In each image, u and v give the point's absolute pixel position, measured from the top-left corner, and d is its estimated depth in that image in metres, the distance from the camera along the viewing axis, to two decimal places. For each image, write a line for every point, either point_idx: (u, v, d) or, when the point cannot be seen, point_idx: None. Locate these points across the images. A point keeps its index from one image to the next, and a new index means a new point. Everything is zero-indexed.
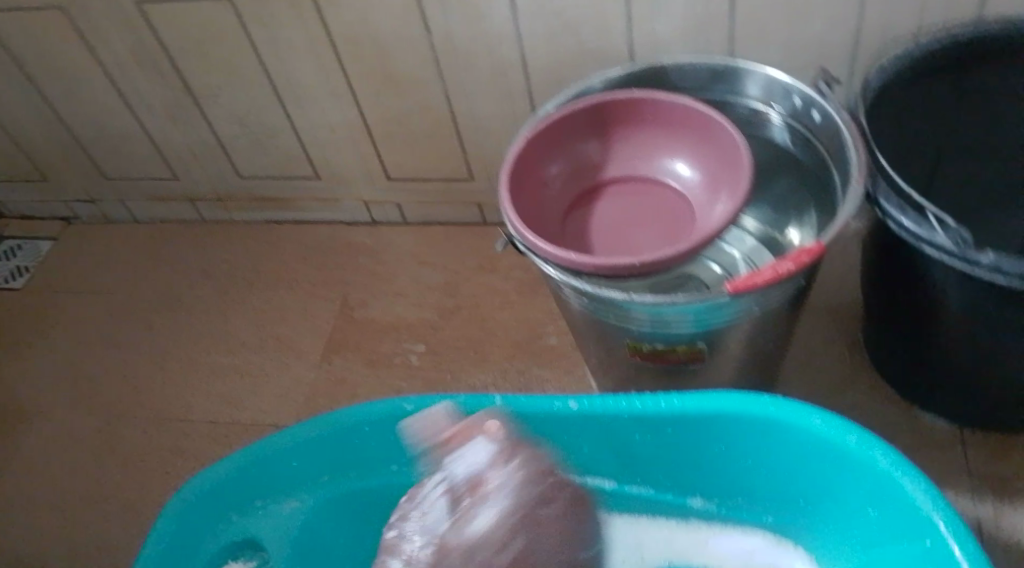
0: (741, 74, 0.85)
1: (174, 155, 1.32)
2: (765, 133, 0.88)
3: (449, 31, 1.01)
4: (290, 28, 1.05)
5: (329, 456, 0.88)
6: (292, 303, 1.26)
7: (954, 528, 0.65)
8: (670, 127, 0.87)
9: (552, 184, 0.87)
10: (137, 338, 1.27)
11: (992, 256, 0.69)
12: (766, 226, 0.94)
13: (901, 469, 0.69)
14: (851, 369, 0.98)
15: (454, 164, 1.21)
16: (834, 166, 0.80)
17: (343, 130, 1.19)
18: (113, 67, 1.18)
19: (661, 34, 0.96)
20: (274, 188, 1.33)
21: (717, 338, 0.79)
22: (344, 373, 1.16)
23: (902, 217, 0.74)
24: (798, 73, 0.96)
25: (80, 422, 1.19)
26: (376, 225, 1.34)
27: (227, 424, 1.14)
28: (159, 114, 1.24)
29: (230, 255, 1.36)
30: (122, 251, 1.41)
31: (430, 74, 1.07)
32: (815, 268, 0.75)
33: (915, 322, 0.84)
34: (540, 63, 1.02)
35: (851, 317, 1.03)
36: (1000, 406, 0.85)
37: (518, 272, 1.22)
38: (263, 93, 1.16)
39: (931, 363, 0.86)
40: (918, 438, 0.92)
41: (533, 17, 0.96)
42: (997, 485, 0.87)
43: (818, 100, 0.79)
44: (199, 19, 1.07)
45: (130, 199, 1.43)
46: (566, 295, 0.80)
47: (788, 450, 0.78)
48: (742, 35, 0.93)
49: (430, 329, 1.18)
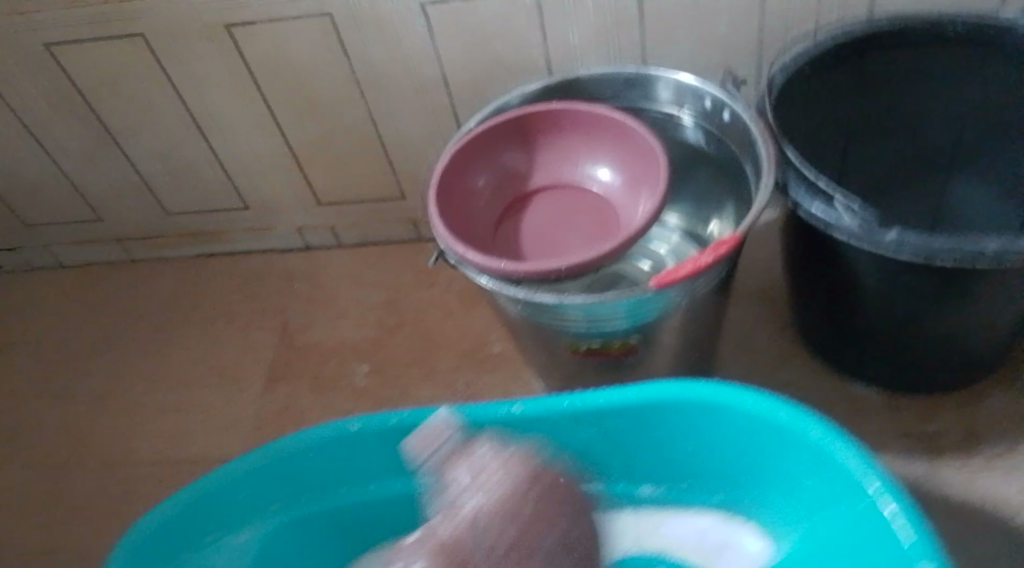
0: (651, 80, 0.88)
1: (97, 196, 1.30)
2: (678, 134, 0.92)
3: (368, 53, 1.02)
4: (208, 61, 1.05)
5: (277, 484, 0.89)
6: (231, 334, 1.25)
7: (886, 486, 0.69)
8: (589, 135, 0.90)
9: (480, 196, 0.90)
10: (73, 384, 1.25)
11: (895, 234, 0.74)
12: (688, 220, 0.98)
13: (832, 437, 0.73)
14: (781, 348, 1.03)
15: (385, 183, 1.22)
16: (746, 160, 0.84)
17: (270, 158, 1.19)
18: (26, 112, 1.16)
19: (574, 43, 0.99)
20: (204, 221, 1.32)
21: (651, 331, 0.82)
22: (291, 399, 1.16)
23: (812, 204, 0.78)
24: (707, 72, 1.00)
25: (18, 476, 1.16)
26: (311, 249, 1.34)
27: (175, 462, 1.13)
28: (78, 155, 1.22)
29: (164, 292, 1.34)
30: (50, 297, 1.38)
31: (353, 96, 1.08)
32: (735, 257, 0.80)
33: (834, 299, 0.89)
34: (461, 79, 1.04)
35: (777, 299, 1.08)
36: (919, 369, 0.90)
37: (458, 284, 1.24)
38: (185, 126, 1.16)
39: (853, 336, 0.91)
40: (848, 408, 0.97)
41: (450, 35, 0.99)
42: (923, 444, 0.93)
43: (726, 100, 0.83)
44: (113, 57, 1.06)
45: (53, 244, 1.40)
46: (503, 303, 0.83)
47: (727, 431, 0.82)
48: (651, 40, 0.98)
49: (374, 349, 1.19)
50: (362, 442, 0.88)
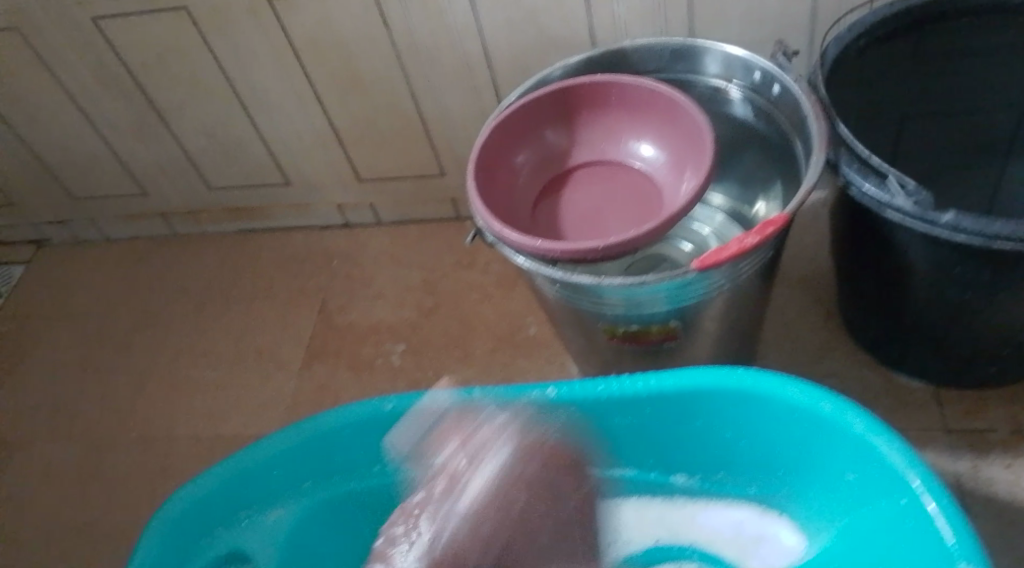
0: (699, 51, 0.85)
1: (143, 172, 1.31)
2: (727, 109, 0.89)
3: (409, 28, 1.01)
4: (251, 36, 1.05)
5: (309, 461, 0.88)
6: (270, 312, 1.26)
7: (927, 484, 0.66)
8: (634, 110, 0.87)
9: (520, 173, 0.88)
10: (116, 357, 1.27)
11: (953, 215, 0.70)
12: (734, 202, 0.95)
13: (876, 431, 0.70)
14: (828, 338, 0.99)
15: (425, 161, 1.21)
16: (797, 138, 0.81)
17: (312, 135, 1.19)
18: (74, 87, 1.17)
19: (621, 18, 0.96)
20: (246, 198, 1.33)
21: (690, 315, 0.80)
22: (327, 378, 1.16)
23: (864, 182, 0.74)
24: (758, 48, 0.97)
25: (62, 445, 1.18)
26: (351, 227, 1.34)
27: (212, 437, 1.14)
28: (124, 131, 1.24)
29: (205, 268, 1.35)
30: (95, 271, 1.40)
31: (395, 74, 1.07)
32: (782, 238, 0.76)
33: (884, 286, 0.85)
34: (503, 55, 1.02)
35: (825, 287, 1.04)
36: (974, 361, 0.86)
37: (496, 265, 1.22)
38: (227, 102, 1.16)
39: (905, 326, 0.87)
40: (897, 403, 0.93)
41: (493, 8, 0.97)
42: (976, 441, 0.88)
43: (777, 73, 0.80)
44: (158, 32, 1.06)
45: (100, 219, 1.42)
46: (539, 284, 0.81)
47: (766, 421, 0.79)
48: (701, 14, 0.94)
49: (410, 329, 1.18)
50: (396, 423, 0.87)
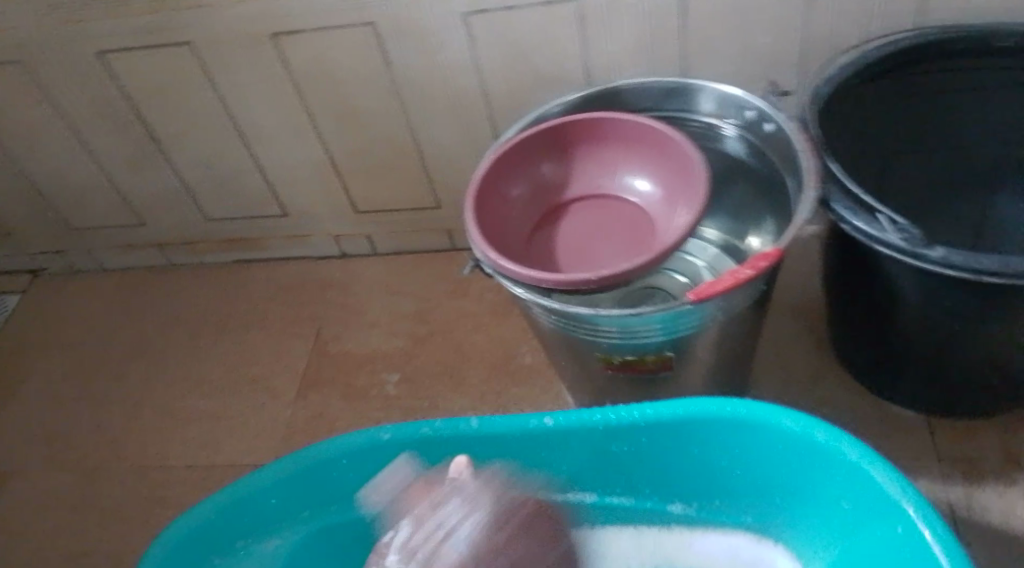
0: (693, 91, 0.88)
1: (141, 202, 1.32)
2: (718, 146, 0.91)
3: (408, 64, 1.03)
4: (252, 70, 1.07)
5: (307, 491, 0.89)
6: (266, 341, 1.26)
7: (923, 513, 0.67)
8: (629, 146, 0.89)
9: (517, 205, 0.90)
10: (110, 387, 1.27)
11: (940, 251, 0.72)
12: (727, 235, 0.95)
13: (870, 459, 0.71)
14: (819, 368, 1.01)
15: (421, 193, 1.22)
16: (790, 175, 0.83)
17: (310, 167, 1.21)
18: (74, 119, 1.18)
19: (614, 55, 0.99)
20: (242, 229, 1.34)
21: (685, 346, 0.81)
22: (322, 407, 1.16)
23: (854, 218, 0.76)
24: (747, 85, 0.99)
25: (55, 476, 1.18)
26: (347, 258, 1.35)
27: (206, 467, 1.14)
28: (124, 162, 1.25)
29: (200, 298, 1.36)
30: (90, 301, 1.41)
31: (394, 108, 1.09)
32: (774, 271, 0.78)
33: (875, 317, 0.87)
34: (499, 90, 1.04)
35: (814, 318, 1.06)
36: (963, 391, 0.88)
37: (490, 295, 1.24)
38: (227, 134, 1.17)
39: (894, 356, 0.89)
40: (887, 432, 0.94)
41: (489, 45, 0.99)
42: (965, 470, 0.90)
43: (769, 111, 0.82)
44: (161, 65, 1.08)
45: (96, 249, 1.42)
46: (536, 315, 0.82)
47: (760, 450, 0.80)
48: (692, 52, 0.97)
49: (405, 358, 1.19)
50: (394, 451, 0.88)
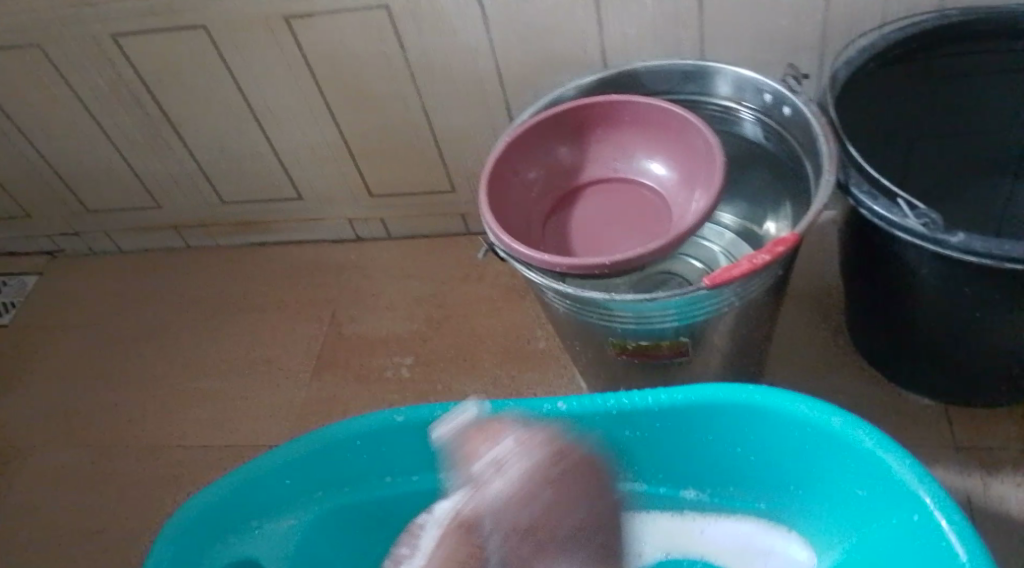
0: (710, 74, 0.86)
1: (157, 184, 1.33)
2: (735, 130, 0.90)
3: (424, 46, 1.02)
4: (267, 53, 1.07)
5: (320, 471, 0.89)
6: (281, 324, 1.27)
7: (939, 501, 0.66)
8: (645, 129, 0.88)
9: (531, 189, 0.89)
10: (126, 368, 1.27)
11: (962, 236, 0.71)
12: (743, 220, 0.96)
13: (886, 447, 0.71)
14: (835, 355, 1.00)
15: (436, 177, 1.22)
16: (808, 159, 0.82)
17: (325, 150, 1.20)
18: (91, 100, 1.18)
19: (631, 38, 0.98)
20: (258, 211, 1.34)
21: (700, 331, 0.81)
22: (336, 390, 1.16)
23: (873, 203, 0.75)
24: (766, 68, 0.98)
25: (73, 454, 1.19)
26: (361, 241, 1.35)
27: (222, 447, 1.15)
28: (139, 144, 1.25)
29: (216, 280, 1.36)
30: (107, 282, 1.41)
31: (409, 90, 1.09)
32: (791, 257, 0.77)
33: (894, 304, 0.86)
34: (515, 73, 1.04)
35: (832, 305, 1.05)
36: (982, 380, 0.87)
37: (504, 279, 1.23)
38: (242, 117, 1.17)
39: (912, 343, 0.88)
40: (904, 420, 0.93)
41: (505, 27, 0.98)
42: (983, 459, 0.89)
43: (787, 96, 0.81)
44: (175, 47, 1.08)
45: (113, 230, 1.43)
46: (551, 299, 0.82)
47: (775, 437, 0.79)
48: (711, 35, 0.95)
49: (419, 342, 1.19)
50: (407, 433, 0.88)
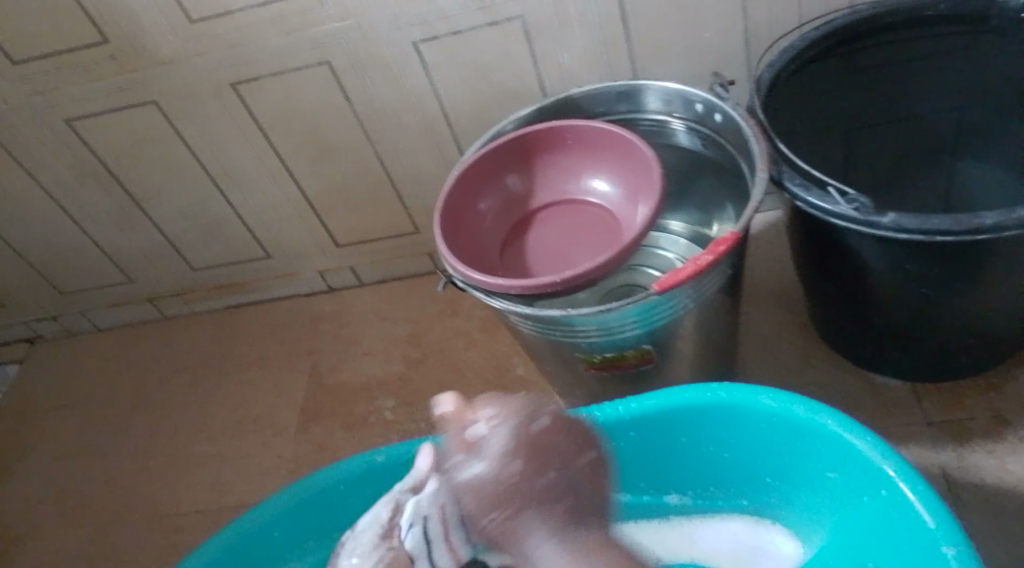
0: (641, 91, 0.90)
1: (128, 259, 1.35)
2: (673, 141, 0.93)
3: (370, 96, 1.05)
4: (220, 120, 1.10)
5: (310, 520, 0.90)
6: (263, 381, 1.28)
7: (903, 473, 0.68)
8: (588, 150, 0.91)
9: (485, 221, 0.92)
10: (116, 443, 1.28)
11: (891, 217, 0.74)
12: (694, 226, 0.98)
13: (848, 427, 0.73)
14: (803, 347, 1.02)
15: (399, 220, 1.24)
16: (742, 160, 0.85)
17: (288, 206, 1.23)
18: (53, 185, 1.21)
19: (567, 66, 1.01)
20: (230, 274, 1.36)
21: (663, 337, 0.83)
22: (323, 440, 1.18)
23: (807, 194, 0.78)
24: (699, 80, 1.01)
25: (69, 536, 1.19)
26: (335, 291, 1.37)
27: (216, 510, 1.15)
28: (107, 222, 1.27)
29: (196, 347, 1.38)
30: (89, 361, 1.43)
31: (361, 140, 1.12)
32: (738, 254, 0.80)
33: (846, 290, 0.88)
34: (461, 111, 1.07)
35: (794, 298, 1.07)
36: (943, 353, 0.89)
37: (477, 311, 1.26)
38: (204, 184, 1.20)
39: (870, 325, 0.90)
40: (876, 401, 0.95)
41: (445, 69, 1.02)
42: (955, 430, 0.91)
43: (716, 102, 0.84)
44: (130, 124, 1.11)
45: (89, 309, 1.45)
46: (515, 323, 0.84)
47: (745, 432, 0.81)
48: (642, 53, 0.99)
49: (400, 383, 1.20)
50: (392, 473, 0.90)
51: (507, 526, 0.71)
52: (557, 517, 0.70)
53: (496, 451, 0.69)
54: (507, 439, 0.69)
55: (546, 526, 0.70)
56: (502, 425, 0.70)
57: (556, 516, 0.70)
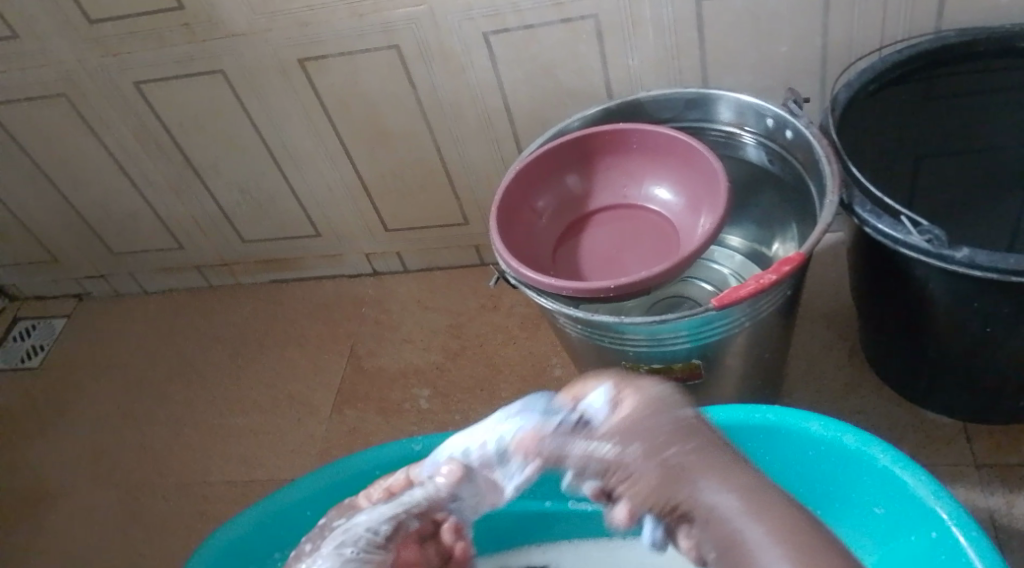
0: (712, 100, 0.88)
1: (180, 226, 1.36)
2: (739, 154, 0.91)
3: (435, 85, 1.05)
4: (284, 96, 1.10)
5: (343, 503, 0.90)
6: (301, 359, 1.29)
7: (956, 516, 0.66)
8: (651, 156, 0.90)
9: (541, 218, 0.91)
10: (154, 406, 1.30)
11: (966, 251, 0.72)
12: (752, 242, 0.97)
13: (900, 463, 0.71)
14: (852, 376, 1.00)
15: (450, 210, 1.24)
16: (811, 180, 0.83)
17: (342, 187, 1.23)
18: (115, 146, 1.23)
19: (635, 69, 1.00)
20: (277, 249, 1.37)
21: (713, 353, 0.81)
22: (357, 423, 1.18)
23: (877, 221, 0.76)
24: (769, 94, 1.00)
25: (101, 493, 1.21)
26: (379, 275, 1.37)
27: (246, 482, 1.16)
28: (163, 187, 1.29)
29: (239, 318, 1.39)
30: (133, 322, 1.45)
31: (420, 127, 1.11)
32: (799, 276, 0.78)
33: (905, 321, 0.86)
34: (523, 107, 1.06)
35: (846, 325, 1.05)
36: (1000, 395, 0.86)
37: (520, 309, 1.25)
38: (262, 159, 1.21)
39: (926, 361, 0.88)
40: (924, 438, 0.93)
41: (512, 63, 1.01)
42: (1005, 476, 0.88)
43: (790, 119, 0.82)
44: (196, 92, 1.11)
45: (138, 272, 1.47)
46: (563, 325, 0.83)
47: (789, 458, 0.80)
48: (713, 63, 0.97)
49: (437, 373, 1.20)
50: None
51: (687, 463, 0.57)
52: (741, 470, 0.57)
53: (634, 420, 0.60)
54: (645, 402, 0.61)
55: (724, 477, 0.56)
56: (639, 396, 0.61)
57: (733, 466, 0.58)
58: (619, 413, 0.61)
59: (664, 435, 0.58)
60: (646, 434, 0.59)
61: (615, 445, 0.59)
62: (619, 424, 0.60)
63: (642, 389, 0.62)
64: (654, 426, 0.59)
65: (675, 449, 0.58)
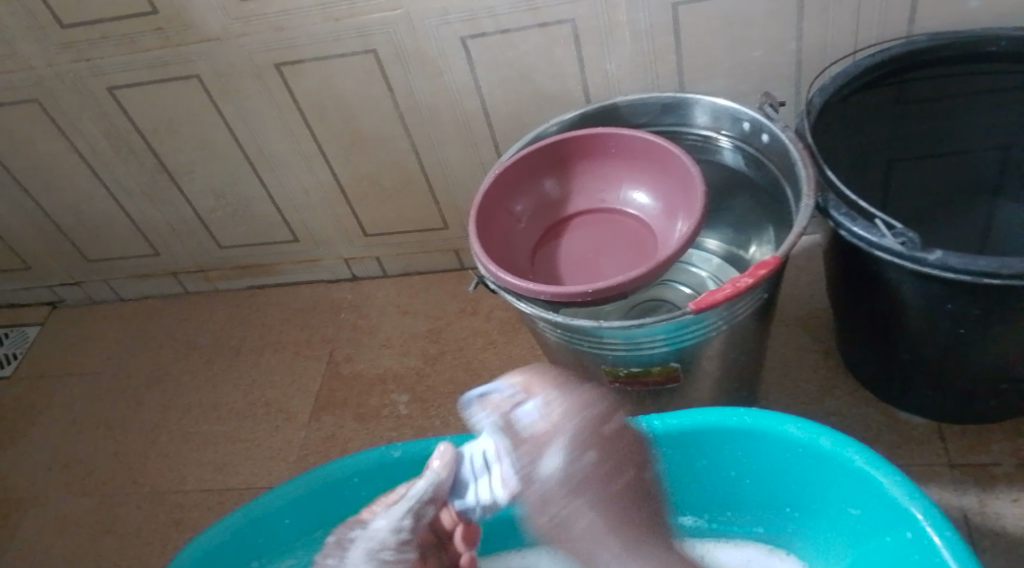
0: (688, 104, 0.89)
1: (154, 232, 1.35)
2: (716, 158, 0.92)
3: (411, 89, 1.05)
4: (260, 99, 1.09)
5: (319, 511, 0.90)
6: (279, 365, 1.28)
7: (930, 517, 0.67)
8: (629, 160, 0.90)
9: (519, 222, 0.91)
10: (129, 414, 1.28)
11: (939, 254, 0.73)
12: (729, 245, 0.97)
13: (876, 465, 0.71)
14: (829, 377, 1.01)
15: (428, 215, 1.24)
16: (787, 183, 0.83)
17: (319, 191, 1.22)
18: (88, 151, 1.21)
19: (612, 73, 1.00)
20: (254, 255, 1.36)
21: (690, 356, 0.82)
22: (335, 429, 1.17)
23: (852, 223, 0.77)
24: (744, 98, 1.00)
25: (74, 503, 1.19)
26: (357, 280, 1.36)
27: (223, 490, 1.15)
28: (137, 193, 1.27)
29: (215, 324, 1.38)
30: (108, 330, 1.43)
31: (397, 131, 1.11)
32: (775, 279, 0.79)
33: (879, 323, 0.87)
34: (500, 111, 1.06)
35: (822, 327, 1.06)
36: (974, 396, 0.87)
37: (498, 313, 1.25)
38: (237, 163, 1.20)
39: (901, 362, 0.88)
40: (899, 439, 0.94)
41: (489, 67, 1.01)
42: (978, 475, 0.89)
43: (765, 123, 0.83)
44: (170, 97, 1.10)
45: (112, 278, 1.45)
46: (541, 329, 0.83)
47: (767, 460, 0.80)
48: (689, 67, 0.98)
49: (416, 378, 1.20)
50: (405, 470, 0.89)
51: (579, 489, 0.72)
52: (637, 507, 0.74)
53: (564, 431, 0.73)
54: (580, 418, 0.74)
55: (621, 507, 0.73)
56: (565, 393, 0.75)
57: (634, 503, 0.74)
58: (547, 418, 0.74)
59: (589, 447, 0.73)
60: (578, 439, 0.73)
61: (547, 452, 0.73)
62: (557, 426, 0.73)
63: (572, 390, 0.76)
64: (584, 434, 0.73)
65: (578, 474, 0.73)
